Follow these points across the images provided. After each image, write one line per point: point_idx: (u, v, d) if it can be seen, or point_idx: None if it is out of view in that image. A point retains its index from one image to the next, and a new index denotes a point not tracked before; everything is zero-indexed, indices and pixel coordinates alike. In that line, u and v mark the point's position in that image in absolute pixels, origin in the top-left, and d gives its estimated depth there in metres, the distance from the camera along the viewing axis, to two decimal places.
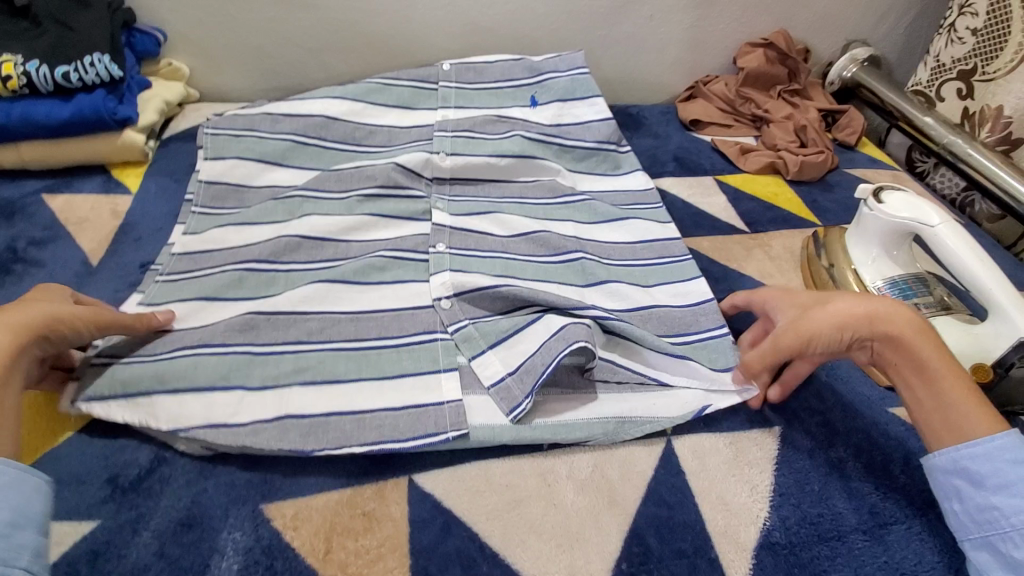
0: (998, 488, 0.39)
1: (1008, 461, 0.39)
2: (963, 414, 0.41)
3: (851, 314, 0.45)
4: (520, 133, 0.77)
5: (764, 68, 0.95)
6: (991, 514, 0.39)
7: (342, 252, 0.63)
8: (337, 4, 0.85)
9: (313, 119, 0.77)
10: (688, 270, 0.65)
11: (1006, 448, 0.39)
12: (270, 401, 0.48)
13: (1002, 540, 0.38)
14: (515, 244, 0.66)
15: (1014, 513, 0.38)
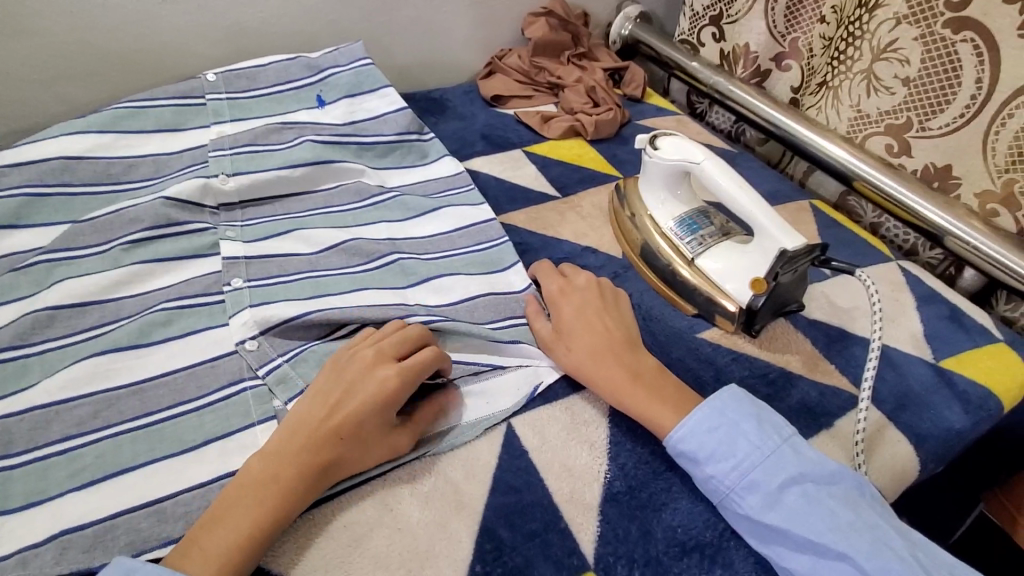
0: (710, 460, 0.44)
1: (708, 433, 0.44)
2: (659, 410, 0.47)
3: (565, 346, 0.51)
4: (309, 138, 0.72)
5: (549, 36, 0.98)
6: (713, 483, 0.44)
7: (114, 313, 0.54)
8: (51, 21, 0.71)
9: (49, 163, 0.64)
10: (504, 252, 0.64)
11: (704, 421, 0.45)
12: (39, 520, 0.41)
13: (729, 503, 0.43)
14: (326, 258, 0.60)
15: (727, 476, 0.43)
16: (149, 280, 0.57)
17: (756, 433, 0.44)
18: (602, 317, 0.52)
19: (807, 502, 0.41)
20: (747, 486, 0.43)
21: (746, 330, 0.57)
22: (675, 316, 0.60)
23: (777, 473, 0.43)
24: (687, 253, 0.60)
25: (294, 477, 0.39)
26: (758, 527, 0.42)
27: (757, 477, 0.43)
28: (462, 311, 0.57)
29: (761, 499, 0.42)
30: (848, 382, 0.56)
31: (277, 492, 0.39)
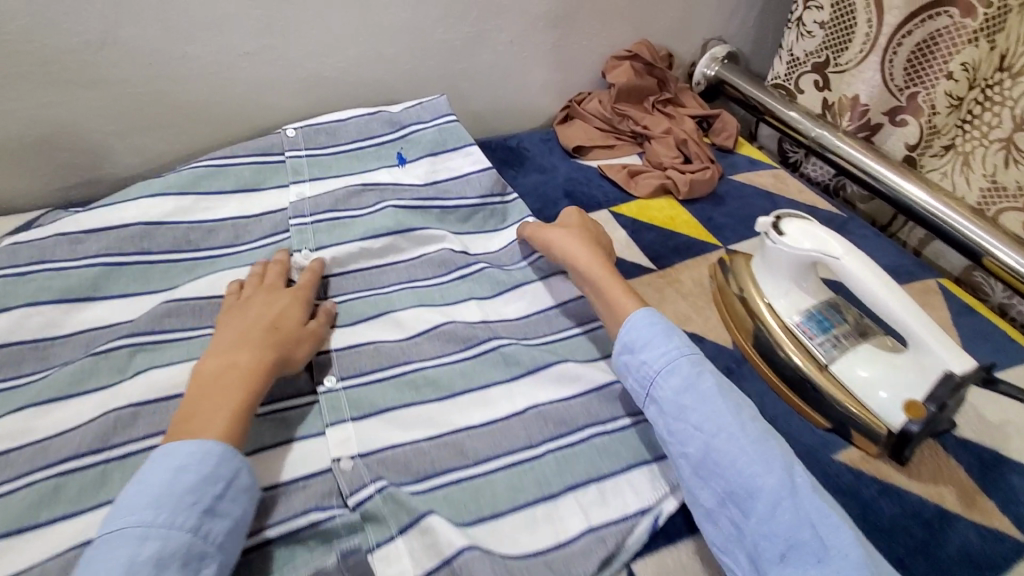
0: (642, 349, 0.52)
1: (645, 329, 0.53)
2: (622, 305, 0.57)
3: (559, 247, 0.63)
4: (391, 205, 0.68)
5: (634, 82, 0.92)
6: (642, 368, 0.52)
7: None
8: (134, 75, 0.69)
9: (128, 231, 0.61)
10: (597, 341, 0.62)
11: (642, 319, 0.54)
12: None
13: (655, 388, 0.51)
14: (418, 347, 0.58)
15: (654, 363, 0.51)
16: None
17: (684, 341, 0.52)
18: (587, 233, 0.65)
19: (715, 394, 0.49)
20: (669, 372, 0.50)
21: (894, 457, 0.51)
22: (803, 429, 0.54)
23: (692, 362, 0.51)
24: (820, 356, 0.54)
25: (253, 371, 0.49)
26: (670, 414, 0.49)
27: (680, 369, 0.50)
28: (565, 418, 0.54)
29: (679, 383, 0.50)
30: (1014, 524, 0.48)
31: (243, 381, 0.48)
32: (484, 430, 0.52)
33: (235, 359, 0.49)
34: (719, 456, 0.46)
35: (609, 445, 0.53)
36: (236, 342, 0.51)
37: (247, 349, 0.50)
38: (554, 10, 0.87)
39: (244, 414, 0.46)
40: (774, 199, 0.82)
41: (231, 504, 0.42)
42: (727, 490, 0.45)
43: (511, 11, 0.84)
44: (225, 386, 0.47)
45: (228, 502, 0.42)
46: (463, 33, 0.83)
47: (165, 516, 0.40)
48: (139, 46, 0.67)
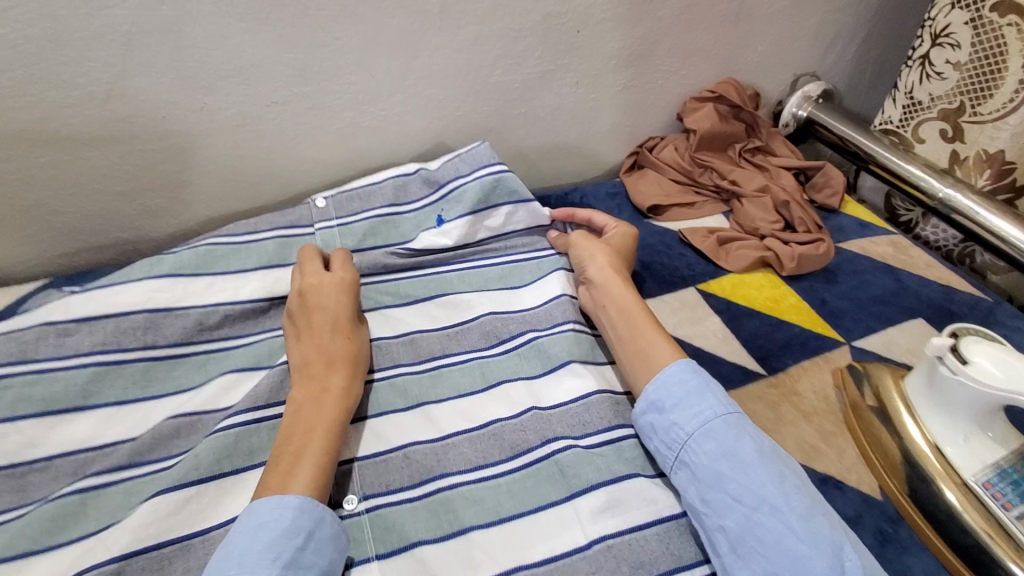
0: (674, 408, 0.45)
1: (679, 383, 0.46)
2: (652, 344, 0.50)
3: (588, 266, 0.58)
4: (425, 273, 0.60)
5: (718, 128, 0.79)
6: (673, 429, 0.44)
7: (183, 571, 0.38)
8: (146, 130, 0.59)
9: (132, 320, 0.50)
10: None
11: (677, 374, 0.47)
12: None
13: (687, 452, 0.43)
14: (468, 495, 0.43)
15: (688, 423, 0.44)
16: (241, 495, 0.43)
17: (719, 394, 0.45)
18: (607, 257, 0.58)
19: (758, 458, 0.41)
20: (701, 434, 0.43)
21: None
22: None
23: (732, 424, 0.43)
24: (1022, 535, 0.40)
25: (340, 395, 0.45)
26: (703, 480, 0.42)
27: (716, 430, 0.43)
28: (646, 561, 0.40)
29: (715, 447, 0.42)
30: None
31: (332, 409, 0.43)
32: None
33: (323, 387, 0.45)
34: (761, 534, 0.38)
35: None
36: (310, 366, 0.46)
37: (323, 365, 0.46)
38: (628, 47, 0.74)
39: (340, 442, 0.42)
40: (897, 273, 0.68)
41: (315, 555, 0.37)
42: (767, 572, 0.37)
43: (579, 49, 0.72)
44: (316, 416, 0.43)
45: (313, 553, 0.36)
46: (523, 74, 0.72)
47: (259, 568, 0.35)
48: (152, 99, 0.57)
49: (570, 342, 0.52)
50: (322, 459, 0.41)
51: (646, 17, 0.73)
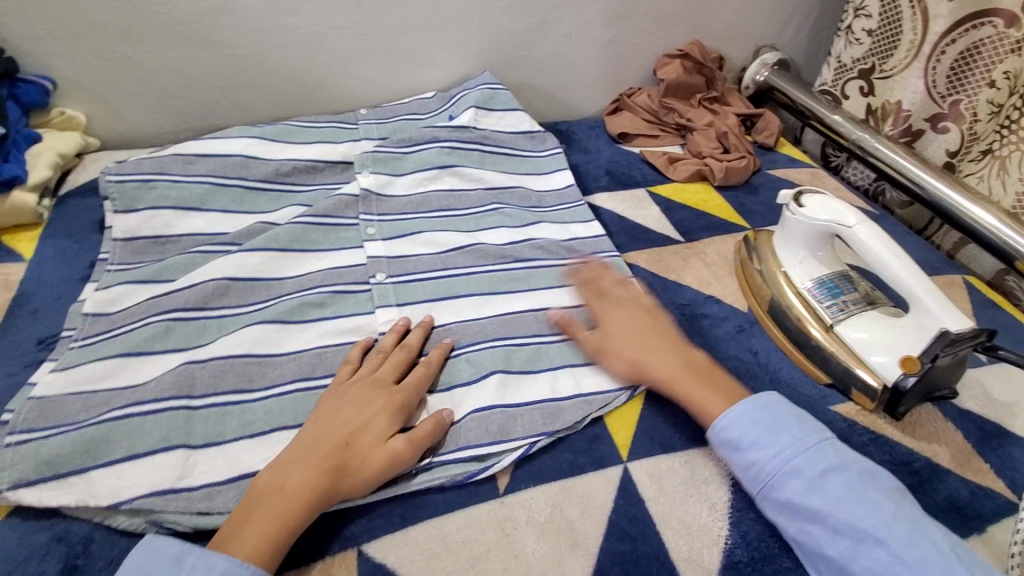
0: (750, 447, 0.48)
1: (749, 427, 0.48)
2: (706, 399, 0.51)
3: (626, 330, 0.57)
4: (436, 144, 0.81)
5: (682, 79, 0.99)
6: (755, 469, 0.47)
7: (274, 292, 0.62)
8: (243, 38, 0.81)
9: (231, 159, 0.74)
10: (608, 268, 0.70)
11: (750, 410, 0.49)
12: (219, 461, 0.47)
13: (771, 488, 0.46)
14: (462, 280, 0.65)
15: (769, 463, 0.47)
16: (307, 262, 0.66)
17: (797, 430, 0.48)
18: (643, 324, 0.58)
19: (849, 491, 0.44)
20: (786, 474, 0.46)
21: (887, 410, 0.55)
22: (804, 382, 0.59)
23: (812, 459, 0.46)
24: (826, 318, 0.59)
25: (302, 485, 0.43)
26: (803, 516, 0.44)
27: (798, 467, 0.46)
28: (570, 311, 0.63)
29: (803, 485, 0.45)
30: (1003, 485, 0.52)
31: (286, 496, 0.43)
32: (501, 318, 0.61)
33: (288, 475, 0.44)
34: (871, 567, 0.41)
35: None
36: (315, 443, 0.46)
37: (308, 467, 0.44)
38: (612, 8, 0.95)
39: (283, 537, 0.41)
40: None
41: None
42: None
43: (572, 6, 0.92)
44: (268, 505, 0.42)
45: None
46: (526, 23, 0.92)
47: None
48: (251, 15, 0.79)
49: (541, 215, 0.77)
50: (257, 544, 0.40)
51: None
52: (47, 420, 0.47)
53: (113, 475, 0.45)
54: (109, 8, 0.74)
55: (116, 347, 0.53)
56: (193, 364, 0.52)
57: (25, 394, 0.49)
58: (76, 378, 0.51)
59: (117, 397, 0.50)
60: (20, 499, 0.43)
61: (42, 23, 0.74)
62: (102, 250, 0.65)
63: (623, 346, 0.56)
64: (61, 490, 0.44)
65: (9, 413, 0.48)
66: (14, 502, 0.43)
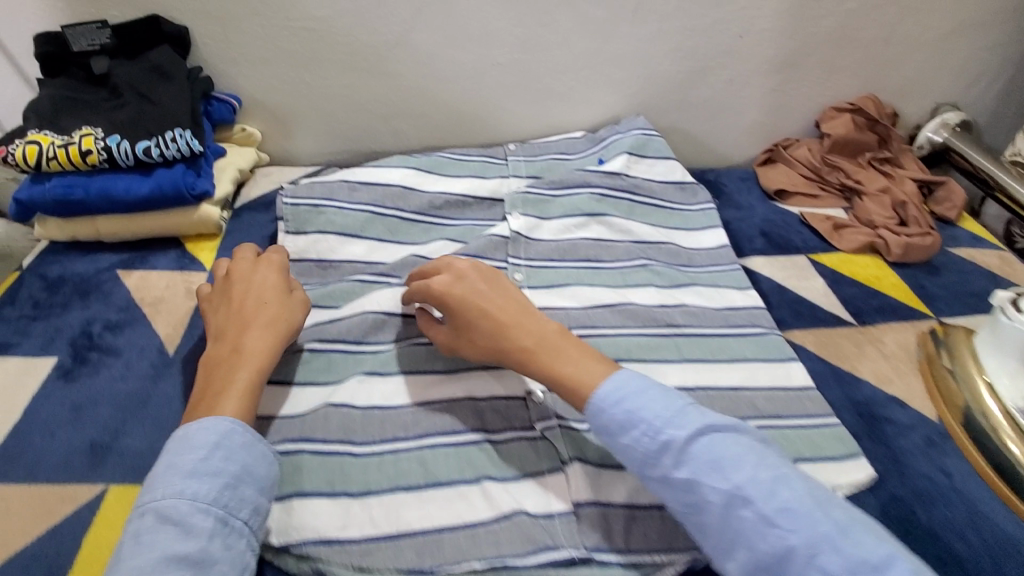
0: (626, 429, 0.45)
1: (617, 405, 0.46)
2: (581, 365, 0.49)
3: (479, 305, 0.53)
4: (588, 189, 0.79)
5: (852, 135, 0.91)
6: (628, 450, 0.45)
7: None
8: (410, 70, 0.84)
9: (390, 189, 0.75)
10: (774, 344, 0.64)
11: (612, 385, 0.46)
12: (378, 514, 0.47)
13: (647, 467, 0.44)
14: (612, 343, 0.62)
15: (642, 442, 0.44)
16: None
17: (658, 400, 0.45)
18: (484, 301, 0.53)
19: (715, 453, 0.42)
20: (657, 450, 0.43)
21: None
22: (1011, 520, 0.51)
23: (675, 426, 0.43)
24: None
25: (257, 355, 0.51)
26: (680, 493, 0.43)
27: (664, 439, 0.43)
28: (729, 396, 0.58)
29: (672, 459, 0.43)
30: None
31: (237, 377, 0.49)
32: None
33: (231, 367, 0.50)
34: (731, 533, 0.41)
35: (764, 435, 0.55)
36: (228, 347, 0.52)
37: (248, 351, 0.51)
38: (782, 56, 0.89)
39: (252, 400, 0.48)
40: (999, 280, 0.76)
41: (223, 460, 0.43)
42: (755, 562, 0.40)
43: (739, 52, 0.87)
44: (227, 381, 0.49)
45: (220, 458, 0.43)
46: (688, 67, 0.88)
47: (179, 480, 0.41)
48: (421, 47, 0.82)
49: (695, 276, 0.72)
50: (238, 409, 0.47)
51: (802, 32, 0.87)
52: None
53: (281, 513, 0.47)
54: (298, 37, 0.79)
55: (288, 377, 0.56)
56: (345, 411, 0.53)
57: None
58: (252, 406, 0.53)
59: (292, 429, 0.52)
60: None
61: (238, 46, 0.79)
62: None
63: (462, 322, 0.53)
64: None
65: None
66: None
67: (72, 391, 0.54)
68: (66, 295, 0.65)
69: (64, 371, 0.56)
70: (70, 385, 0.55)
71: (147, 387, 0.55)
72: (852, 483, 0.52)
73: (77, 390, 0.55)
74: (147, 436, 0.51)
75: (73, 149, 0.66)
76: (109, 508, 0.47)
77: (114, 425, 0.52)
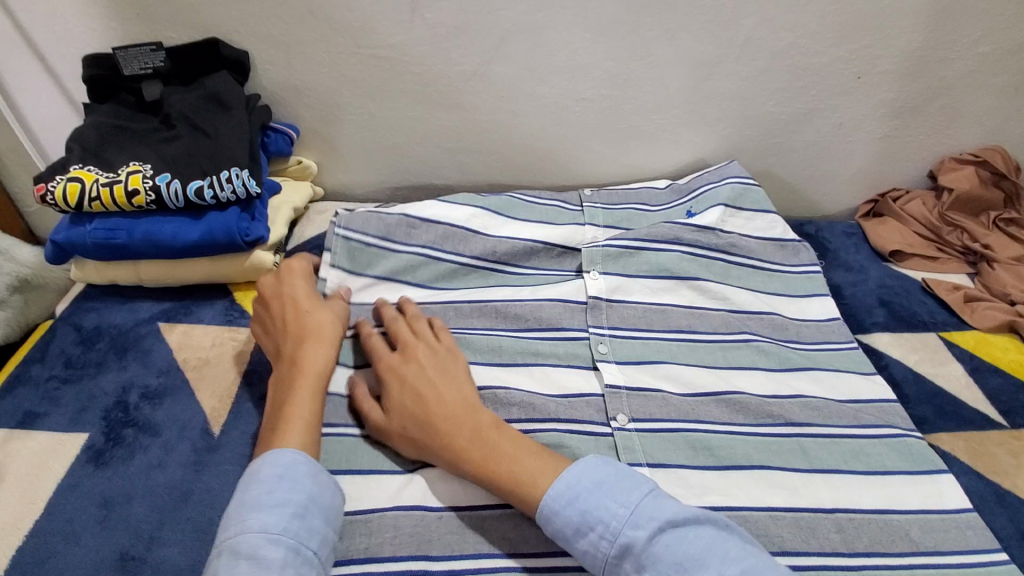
0: (578, 535, 0.41)
1: (570, 504, 0.42)
2: (535, 461, 0.45)
3: (427, 396, 0.49)
4: (678, 246, 0.69)
5: (977, 192, 0.80)
6: (589, 557, 0.41)
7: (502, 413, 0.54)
8: (484, 103, 0.76)
9: (454, 230, 0.69)
10: (920, 451, 0.53)
11: (571, 482, 0.43)
12: None
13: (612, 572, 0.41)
14: (727, 442, 0.52)
15: (600, 546, 0.41)
16: (533, 375, 0.58)
17: (619, 497, 0.41)
18: (418, 382, 0.50)
19: (678, 549, 0.38)
20: (618, 554, 0.40)
21: None
22: None
23: (635, 525, 0.40)
24: None
25: (316, 366, 0.49)
26: None
27: (623, 540, 0.40)
28: (873, 522, 0.48)
29: (636, 561, 0.39)
30: None
31: (298, 394, 0.47)
32: (789, 518, 0.47)
33: (292, 377, 0.49)
34: None
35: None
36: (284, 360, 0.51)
37: (309, 356, 0.50)
38: (902, 99, 0.78)
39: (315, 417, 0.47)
40: None
41: (290, 491, 0.40)
42: None
43: (853, 94, 0.77)
44: (290, 393, 0.47)
45: (287, 488, 0.40)
46: (793, 108, 0.78)
47: (253, 516, 0.38)
48: (498, 80, 0.74)
49: (812, 356, 0.62)
50: (301, 433, 0.45)
51: (929, 74, 0.76)
52: None
53: None
54: (366, 65, 0.72)
55: (351, 465, 0.49)
56: (423, 512, 0.47)
57: None
58: None
59: (361, 536, 0.45)
60: None
61: (300, 73, 0.72)
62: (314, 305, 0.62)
63: (414, 409, 0.48)
64: None
65: None
66: None
67: (103, 480, 0.47)
68: (102, 352, 0.57)
69: (95, 452, 0.49)
70: (100, 473, 0.47)
71: (189, 478, 0.47)
72: None
73: (109, 479, 0.47)
74: (186, 547, 0.43)
75: (118, 187, 0.59)
76: None
77: (150, 529, 0.44)
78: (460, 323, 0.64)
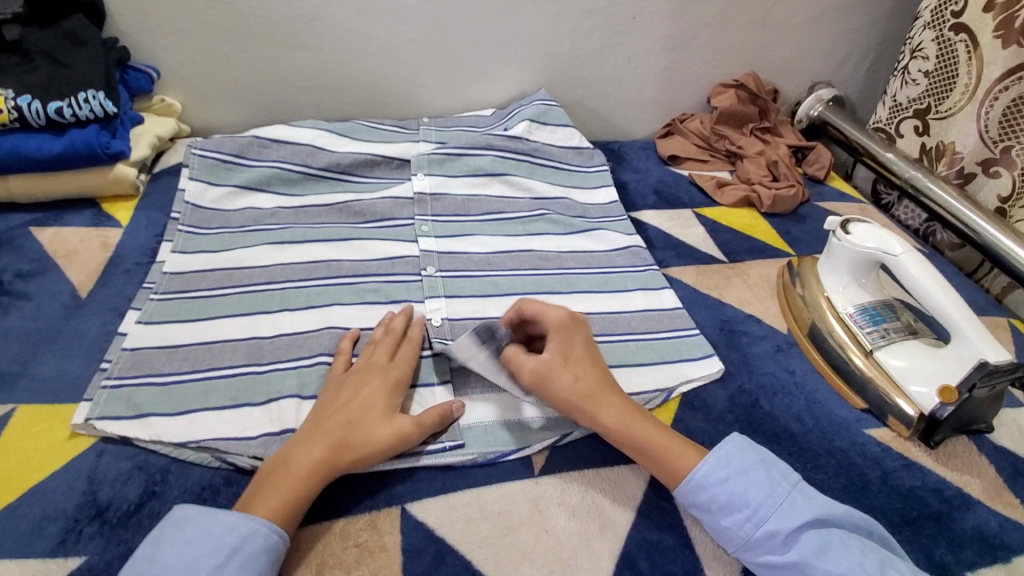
0: (723, 510, 0.45)
1: (719, 485, 0.46)
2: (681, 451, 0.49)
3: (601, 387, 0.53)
4: (492, 151, 0.85)
5: (736, 108, 1.00)
6: (731, 534, 0.45)
7: (333, 272, 0.67)
8: (327, 43, 0.88)
9: (301, 147, 0.80)
10: (652, 277, 0.72)
11: (711, 469, 0.46)
12: (276, 416, 0.52)
13: (748, 550, 0.45)
14: (510, 280, 0.69)
15: (744, 526, 0.45)
16: (363, 250, 0.71)
17: (765, 482, 0.45)
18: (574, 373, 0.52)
19: (821, 538, 0.43)
20: (763, 533, 0.44)
21: (922, 438, 0.55)
22: (840, 406, 0.59)
23: (770, 525, 0.44)
24: (866, 343, 0.60)
25: (311, 457, 0.46)
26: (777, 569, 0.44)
27: (770, 526, 0.44)
28: (607, 320, 0.65)
29: (780, 541, 0.44)
30: None
31: (288, 478, 0.45)
32: None
33: (298, 448, 0.47)
34: None
35: (635, 348, 0.62)
36: (320, 424, 0.48)
37: (313, 445, 0.46)
38: (671, 36, 0.98)
39: (293, 508, 0.44)
40: None
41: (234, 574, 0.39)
42: None
43: (633, 32, 0.96)
44: (286, 470, 0.45)
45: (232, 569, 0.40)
46: (588, 45, 0.96)
47: None
48: (335, 22, 0.87)
49: (591, 224, 0.80)
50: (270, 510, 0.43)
51: (690, 14, 0.96)
52: (137, 370, 0.53)
53: (180, 422, 0.50)
54: (213, 9, 0.83)
55: (202, 313, 0.60)
56: (264, 339, 0.58)
57: (119, 346, 0.56)
58: (161, 335, 0.57)
59: (204, 357, 0.55)
60: (106, 431, 0.49)
61: (153, 17, 0.82)
62: (173, 209, 0.74)
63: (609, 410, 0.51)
64: (134, 427, 0.49)
65: (107, 363, 0.55)
66: (97, 431, 0.49)
67: None
68: None
69: None
70: None
71: (61, 324, 0.59)
72: (706, 375, 0.60)
73: None
74: (56, 366, 0.55)
75: None
76: (19, 423, 0.50)
77: (25, 356, 0.55)
78: (305, 217, 0.75)
